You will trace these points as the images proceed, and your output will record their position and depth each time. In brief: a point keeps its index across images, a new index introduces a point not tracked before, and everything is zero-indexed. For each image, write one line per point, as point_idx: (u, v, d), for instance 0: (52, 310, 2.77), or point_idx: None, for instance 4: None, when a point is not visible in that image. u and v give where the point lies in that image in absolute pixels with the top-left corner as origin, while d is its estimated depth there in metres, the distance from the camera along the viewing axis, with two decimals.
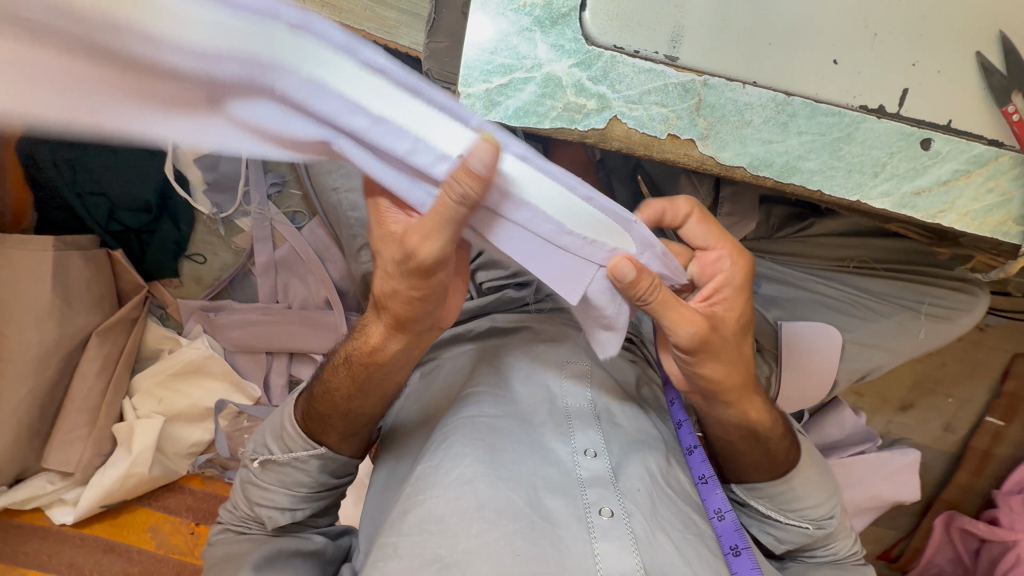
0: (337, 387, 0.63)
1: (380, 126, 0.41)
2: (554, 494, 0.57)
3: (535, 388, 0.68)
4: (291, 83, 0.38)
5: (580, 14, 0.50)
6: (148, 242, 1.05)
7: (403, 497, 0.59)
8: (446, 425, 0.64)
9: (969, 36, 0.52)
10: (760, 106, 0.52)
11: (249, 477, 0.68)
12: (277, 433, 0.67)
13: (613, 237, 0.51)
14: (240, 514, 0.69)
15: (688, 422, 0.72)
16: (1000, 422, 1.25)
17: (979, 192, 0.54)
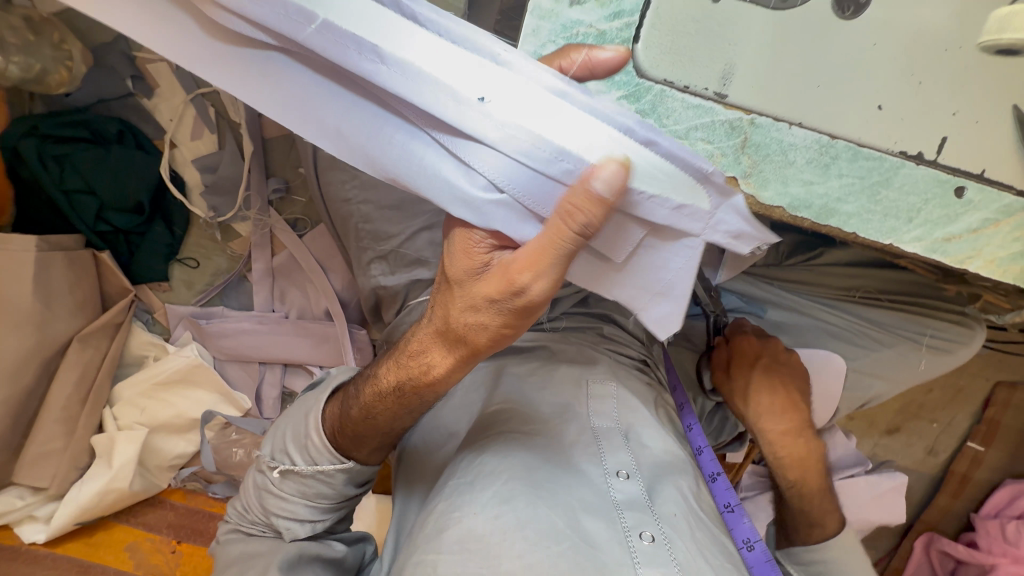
0: (379, 409, 0.58)
1: (396, 72, 0.42)
2: (591, 515, 0.54)
3: (559, 407, 0.66)
4: (309, 29, 0.41)
5: (632, 45, 0.49)
6: (138, 244, 1.01)
7: (437, 515, 0.56)
8: (477, 440, 0.62)
9: (1011, 87, 0.52)
10: (804, 148, 0.51)
11: (265, 484, 0.65)
12: (301, 442, 0.63)
13: (684, 193, 0.45)
14: (252, 519, 0.67)
15: (707, 449, 0.74)
16: (979, 447, 1.28)
17: (1006, 240, 0.55)
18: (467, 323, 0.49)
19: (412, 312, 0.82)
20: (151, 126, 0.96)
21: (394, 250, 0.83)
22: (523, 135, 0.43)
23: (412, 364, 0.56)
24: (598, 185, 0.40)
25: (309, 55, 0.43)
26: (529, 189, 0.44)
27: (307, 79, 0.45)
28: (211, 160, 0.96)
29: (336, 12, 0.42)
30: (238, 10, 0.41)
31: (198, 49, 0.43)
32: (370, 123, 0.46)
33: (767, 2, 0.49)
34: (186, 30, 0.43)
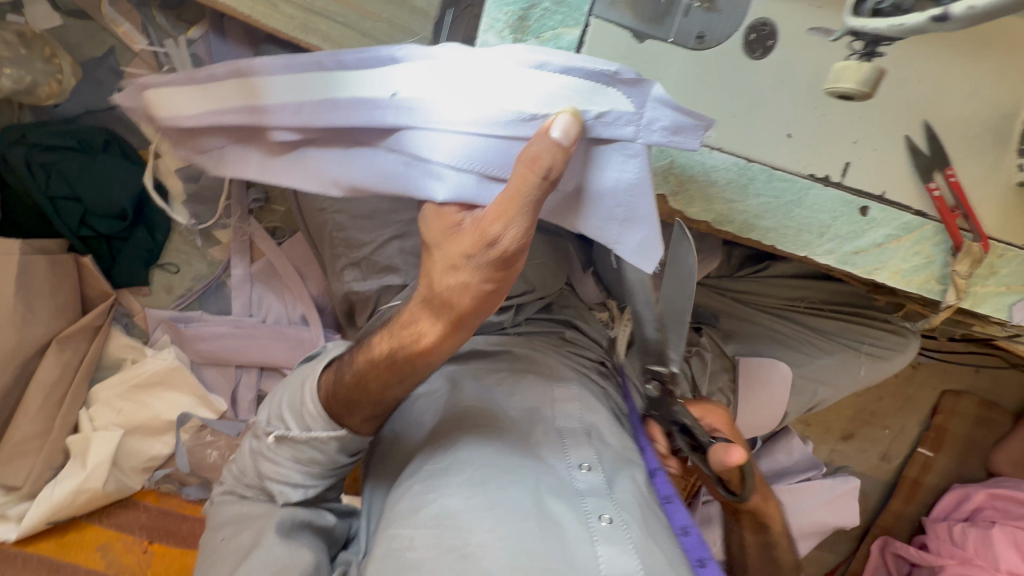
0: (371, 378, 0.58)
1: (364, 108, 0.51)
2: (556, 499, 0.59)
3: (526, 410, 0.69)
4: (304, 112, 0.54)
5: None
6: (119, 249, 1.04)
7: (410, 496, 0.60)
8: (450, 431, 0.65)
9: (900, 120, 0.60)
10: (724, 169, 0.59)
11: (260, 449, 0.66)
12: (296, 408, 0.64)
13: (591, 99, 0.46)
14: (247, 482, 0.69)
15: (660, 472, 0.69)
16: (929, 452, 1.35)
17: (907, 254, 0.62)
18: (450, 285, 0.48)
19: (383, 315, 0.86)
20: (137, 136, 1.00)
21: (366, 257, 0.87)
22: (457, 109, 0.47)
23: (405, 333, 0.54)
24: (556, 133, 0.42)
25: (304, 131, 0.55)
26: (466, 155, 0.48)
27: (316, 153, 0.57)
28: (194, 170, 1.01)
29: (310, 89, 0.53)
30: (280, 124, 0.56)
31: (261, 162, 0.61)
32: (365, 159, 0.55)
33: (687, 43, 0.56)
34: (255, 157, 0.61)
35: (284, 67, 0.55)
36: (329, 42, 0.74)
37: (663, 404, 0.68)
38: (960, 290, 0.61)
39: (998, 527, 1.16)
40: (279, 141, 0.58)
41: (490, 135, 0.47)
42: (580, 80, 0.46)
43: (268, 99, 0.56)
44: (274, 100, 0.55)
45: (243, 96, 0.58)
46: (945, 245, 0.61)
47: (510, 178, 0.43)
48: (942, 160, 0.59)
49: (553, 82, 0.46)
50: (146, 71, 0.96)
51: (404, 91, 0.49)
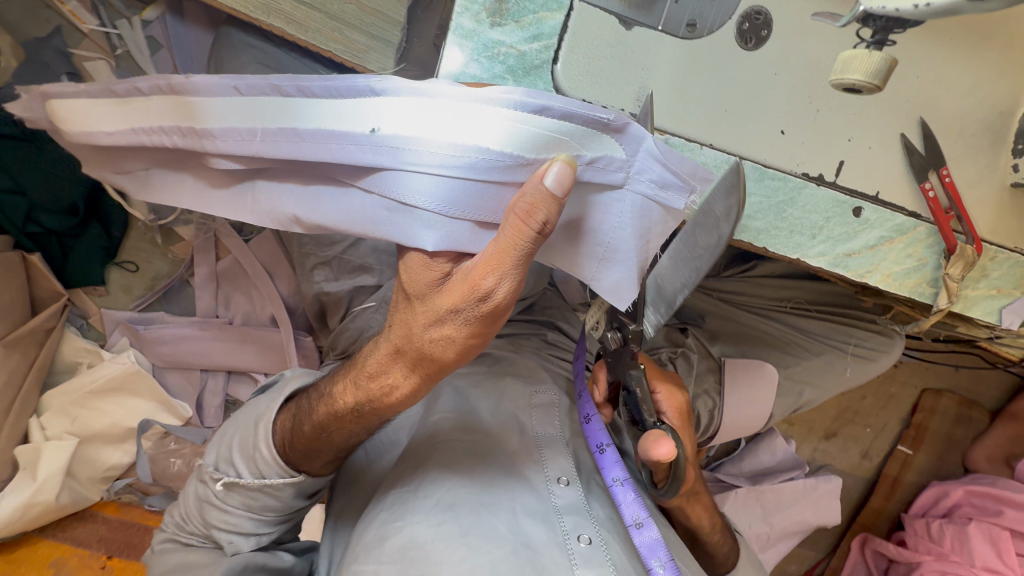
0: (334, 427, 0.54)
1: (315, 145, 0.44)
2: (531, 519, 0.56)
3: (505, 418, 0.66)
4: (256, 141, 0.45)
5: (552, 66, 0.53)
6: (71, 246, 0.97)
7: (376, 525, 0.55)
8: (420, 451, 0.61)
9: (895, 117, 0.57)
10: (716, 166, 0.55)
11: (207, 496, 0.61)
12: (248, 453, 0.59)
13: (584, 144, 0.43)
14: (191, 529, 0.64)
15: (610, 449, 0.60)
16: (909, 450, 1.36)
17: (900, 256, 0.60)
18: (432, 339, 0.43)
19: (357, 319, 0.82)
20: None
21: (338, 256, 0.82)
22: (442, 150, 0.41)
23: (372, 386, 0.50)
24: (547, 181, 0.38)
25: (256, 164, 0.47)
26: (443, 198, 0.43)
27: (267, 187, 0.49)
28: None
29: (264, 117, 0.45)
30: (223, 153, 0.47)
31: (199, 193, 0.52)
32: (333, 197, 0.47)
33: (677, 31, 0.53)
34: (197, 189, 0.52)
35: (220, 88, 0.46)
36: (295, 25, 0.68)
37: (622, 358, 0.57)
38: (952, 294, 0.59)
39: (974, 523, 1.17)
40: (222, 170, 0.50)
41: (478, 180, 0.42)
42: (575, 125, 0.42)
43: (209, 124, 0.46)
44: (218, 124, 0.46)
45: (177, 118, 0.47)
46: (937, 247, 0.59)
47: (501, 230, 0.40)
48: (936, 159, 0.57)
49: (548, 126, 0.42)
50: (99, 54, 0.88)
51: (386, 129, 0.42)
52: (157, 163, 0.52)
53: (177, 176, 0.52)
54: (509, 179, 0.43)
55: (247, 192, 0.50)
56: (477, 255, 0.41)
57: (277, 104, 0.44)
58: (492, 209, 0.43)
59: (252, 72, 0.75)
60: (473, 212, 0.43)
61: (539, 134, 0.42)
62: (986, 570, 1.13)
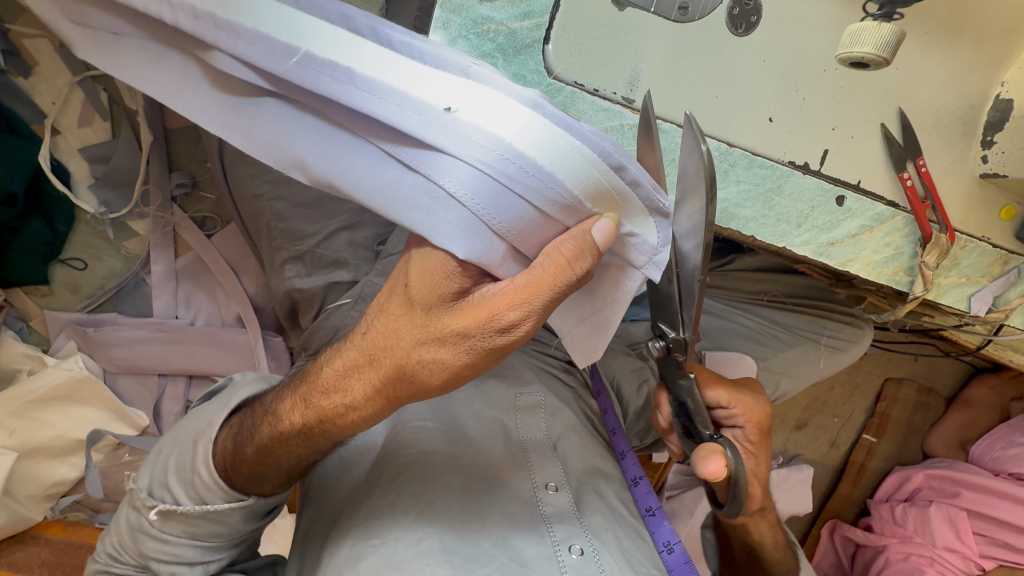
0: (281, 449, 0.50)
1: (365, 92, 0.39)
2: (520, 534, 0.54)
3: (489, 425, 0.64)
4: (291, 62, 0.40)
5: (544, 46, 0.51)
6: (10, 241, 0.88)
7: (350, 543, 0.52)
8: (394, 460, 0.58)
9: (876, 108, 0.58)
10: None
11: (141, 525, 0.55)
12: (186, 476, 0.54)
13: (631, 219, 0.42)
14: (127, 560, 0.58)
15: (631, 453, 0.69)
16: (873, 438, 1.40)
17: (879, 245, 0.61)
18: (421, 360, 0.41)
19: (332, 316, 0.77)
20: (29, 108, 0.84)
21: (310, 251, 0.78)
22: (487, 145, 0.38)
23: (325, 403, 0.46)
24: (593, 235, 0.39)
25: (282, 87, 0.42)
26: (484, 198, 0.39)
27: (276, 113, 0.43)
28: (104, 150, 0.86)
29: (311, 40, 0.40)
30: (236, 54, 0.41)
31: (184, 84, 0.45)
32: (359, 154, 0.41)
33: (669, 14, 0.51)
34: (191, 84, 0.45)
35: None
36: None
37: (670, 367, 0.54)
38: (928, 281, 0.59)
39: (935, 505, 1.22)
40: (230, 77, 0.44)
41: (520, 193, 0.39)
42: (636, 198, 0.41)
43: (244, 23, 0.41)
44: (248, 24, 0.41)
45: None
46: (914, 236, 0.60)
47: (537, 262, 0.39)
48: (914, 149, 0.58)
49: (614, 182, 0.40)
50: (41, 32, 0.80)
51: (461, 111, 0.38)
52: (155, 36, 0.45)
53: (168, 64, 0.45)
54: (557, 215, 0.40)
55: (250, 109, 0.44)
56: (503, 282, 0.39)
57: (337, 36, 0.40)
58: (530, 239, 0.41)
59: None
60: (508, 228, 0.40)
61: (599, 185, 0.40)
62: (946, 549, 1.19)
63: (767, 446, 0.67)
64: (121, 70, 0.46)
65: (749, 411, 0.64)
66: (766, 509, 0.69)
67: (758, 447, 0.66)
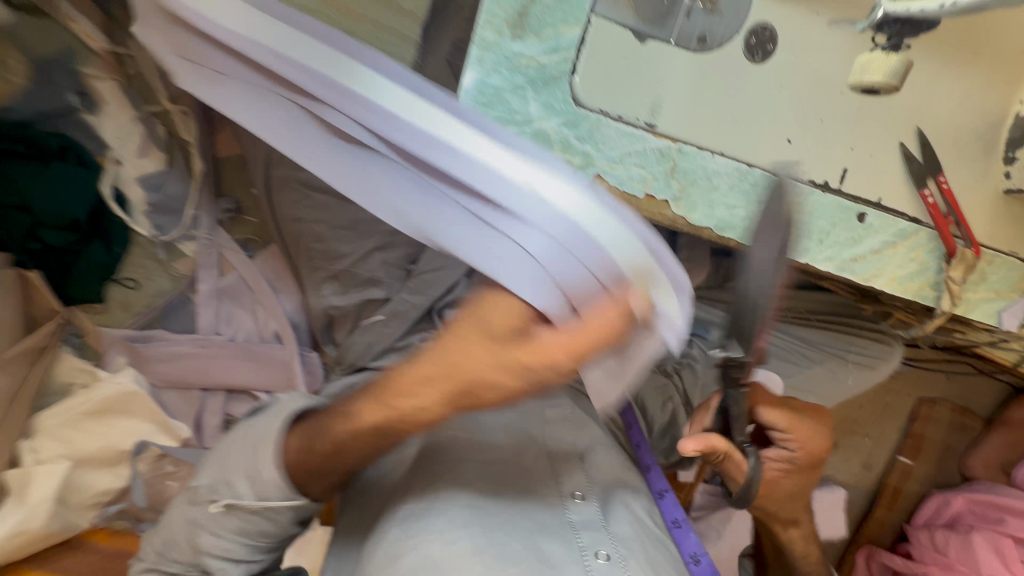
0: (349, 454, 0.54)
1: (461, 167, 0.47)
2: (548, 538, 0.55)
3: (517, 436, 0.66)
4: (404, 133, 0.48)
5: (571, 77, 0.52)
6: (72, 263, 0.95)
7: (388, 542, 0.54)
8: (427, 467, 0.60)
9: (893, 127, 0.60)
10: (726, 174, 0.56)
11: (198, 520, 0.58)
12: (249, 473, 0.56)
13: (666, 299, 0.46)
14: (175, 556, 0.61)
15: (656, 465, 0.72)
16: (908, 459, 1.37)
17: (903, 261, 0.61)
18: (481, 386, 0.45)
19: (365, 332, 0.81)
20: (94, 142, 0.92)
21: (346, 270, 0.81)
22: (553, 219, 0.45)
23: (391, 413, 0.50)
24: (633, 303, 0.44)
25: (389, 150, 0.50)
26: (550, 262, 0.46)
27: (378, 169, 0.52)
28: (158, 178, 0.94)
29: (422, 118, 0.47)
30: (355, 120, 0.50)
31: (290, 121, 0.53)
32: (445, 210, 0.51)
33: (689, 44, 0.55)
34: (297, 121, 0.53)
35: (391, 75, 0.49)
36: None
37: (715, 379, 0.59)
38: (955, 296, 0.61)
39: (978, 533, 1.15)
40: (343, 134, 0.52)
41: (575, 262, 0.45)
42: (667, 285, 0.47)
43: (367, 93, 0.48)
44: (367, 95, 0.48)
45: (328, 65, 0.48)
46: (938, 251, 0.62)
47: (587, 316, 0.44)
48: (934, 167, 0.60)
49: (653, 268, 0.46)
50: (109, 74, 0.88)
51: (536, 189, 0.46)
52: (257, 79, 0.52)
53: (268, 100, 0.53)
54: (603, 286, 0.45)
55: (357, 161, 0.53)
56: (557, 330, 0.44)
57: (440, 117, 0.48)
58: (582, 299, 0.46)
59: None
60: (563, 289, 0.46)
61: (643, 268, 0.45)
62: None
63: (816, 473, 0.67)
64: (229, 100, 0.55)
65: (805, 438, 0.64)
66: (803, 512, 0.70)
67: (807, 473, 0.66)
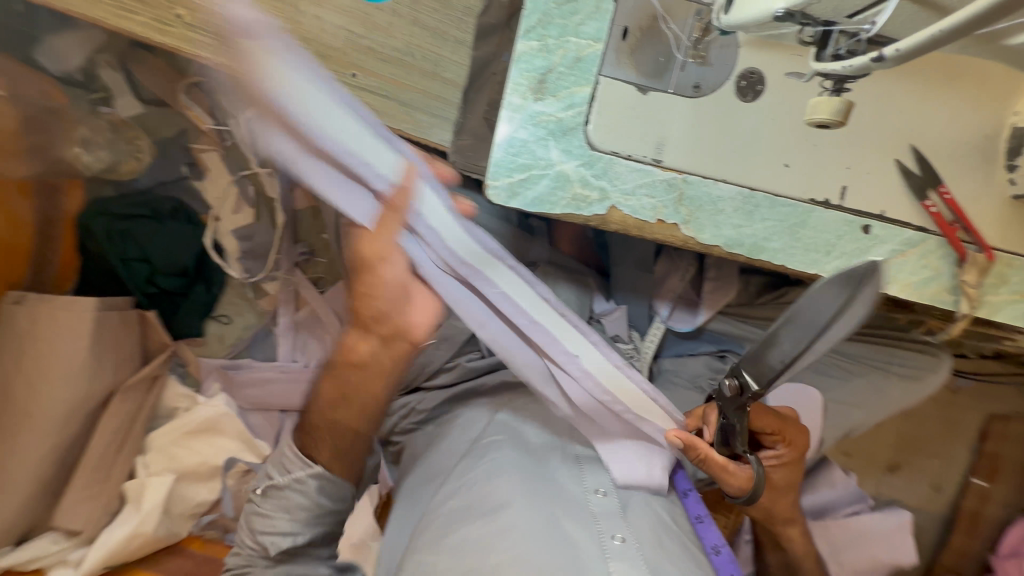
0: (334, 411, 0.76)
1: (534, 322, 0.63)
2: (570, 520, 0.63)
3: (548, 439, 0.74)
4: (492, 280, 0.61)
5: (584, 127, 0.62)
6: (180, 304, 1.13)
7: (437, 524, 0.65)
8: (469, 466, 0.71)
9: (889, 147, 0.65)
10: (730, 199, 0.64)
11: (253, 510, 0.80)
12: (279, 463, 0.80)
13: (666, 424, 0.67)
14: (247, 544, 0.80)
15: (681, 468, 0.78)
16: (985, 481, 1.29)
17: (915, 267, 0.66)
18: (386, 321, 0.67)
19: (420, 355, 0.90)
20: (199, 203, 1.11)
21: None
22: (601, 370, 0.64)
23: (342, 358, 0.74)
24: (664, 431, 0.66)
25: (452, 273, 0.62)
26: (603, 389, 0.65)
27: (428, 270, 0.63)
28: (248, 230, 1.11)
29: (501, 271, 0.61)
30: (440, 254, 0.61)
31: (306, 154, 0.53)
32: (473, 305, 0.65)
33: (685, 92, 0.63)
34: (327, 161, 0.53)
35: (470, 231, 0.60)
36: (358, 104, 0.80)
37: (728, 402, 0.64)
38: (972, 299, 0.65)
39: None
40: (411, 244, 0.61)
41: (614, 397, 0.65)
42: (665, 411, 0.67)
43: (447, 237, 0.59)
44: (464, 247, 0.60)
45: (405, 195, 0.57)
46: (950, 257, 0.66)
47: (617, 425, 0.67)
48: (933, 179, 0.65)
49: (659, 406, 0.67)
50: (212, 147, 1.07)
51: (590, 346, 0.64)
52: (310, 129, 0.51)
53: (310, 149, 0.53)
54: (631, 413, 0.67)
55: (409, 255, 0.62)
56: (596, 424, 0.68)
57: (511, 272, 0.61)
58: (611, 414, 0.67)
59: None
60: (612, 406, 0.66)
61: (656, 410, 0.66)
62: None
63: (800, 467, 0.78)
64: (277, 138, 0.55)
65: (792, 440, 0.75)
66: (787, 492, 0.80)
67: (793, 468, 0.77)
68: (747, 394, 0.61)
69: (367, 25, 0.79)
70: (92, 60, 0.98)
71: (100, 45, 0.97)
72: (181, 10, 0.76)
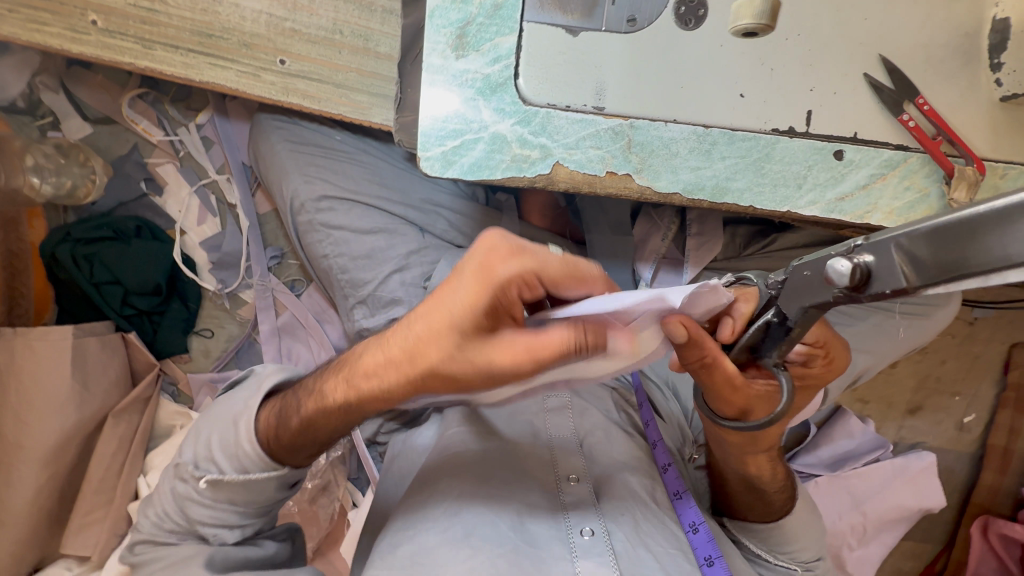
0: (319, 421, 0.60)
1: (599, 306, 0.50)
2: (535, 519, 0.62)
3: (520, 427, 0.72)
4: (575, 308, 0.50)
5: (514, 81, 0.58)
6: (159, 322, 1.10)
7: (392, 533, 0.62)
8: (432, 462, 0.68)
9: (855, 59, 0.59)
10: (683, 139, 0.59)
11: (188, 493, 0.67)
12: (230, 450, 0.66)
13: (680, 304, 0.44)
14: (169, 528, 0.69)
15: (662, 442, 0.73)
16: (1013, 415, 1.20)
17: (897, 191, 0.60)
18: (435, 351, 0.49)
19: None
20: (163, 218, 1.08)
21: (371, 294, 0.89)
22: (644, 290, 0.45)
23: (364, 384, 0.54)
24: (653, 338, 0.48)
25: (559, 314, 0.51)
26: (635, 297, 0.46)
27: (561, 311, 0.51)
28: (216, 239, 1.09)
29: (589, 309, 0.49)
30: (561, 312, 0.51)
31: None
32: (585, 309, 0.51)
33: (619, 28, 0.58)
34: None
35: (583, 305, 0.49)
36: (290, 90, 0.77)
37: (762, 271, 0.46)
38: None
39: None
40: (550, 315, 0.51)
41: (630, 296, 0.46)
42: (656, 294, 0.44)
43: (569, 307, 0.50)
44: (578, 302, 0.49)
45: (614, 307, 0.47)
46: (937, 174, 0.59)
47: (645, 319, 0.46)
48: (909, 90, 0.58)
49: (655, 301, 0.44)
50: (166, 159, 1.06)
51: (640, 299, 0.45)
52: None
53: None
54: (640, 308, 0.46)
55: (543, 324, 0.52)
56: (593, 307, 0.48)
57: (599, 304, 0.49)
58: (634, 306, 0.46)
59: (283, 150, 0.90)
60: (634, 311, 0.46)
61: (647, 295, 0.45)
62: None
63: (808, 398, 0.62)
64: None
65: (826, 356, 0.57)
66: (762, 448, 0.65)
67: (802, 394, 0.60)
68: (870, 289, 0.30)
69: (288, 6, 0.75)
70: (31, 84, 0.98)
71: (37, 68, 0.97)
72: (92, 13, 0.72)
